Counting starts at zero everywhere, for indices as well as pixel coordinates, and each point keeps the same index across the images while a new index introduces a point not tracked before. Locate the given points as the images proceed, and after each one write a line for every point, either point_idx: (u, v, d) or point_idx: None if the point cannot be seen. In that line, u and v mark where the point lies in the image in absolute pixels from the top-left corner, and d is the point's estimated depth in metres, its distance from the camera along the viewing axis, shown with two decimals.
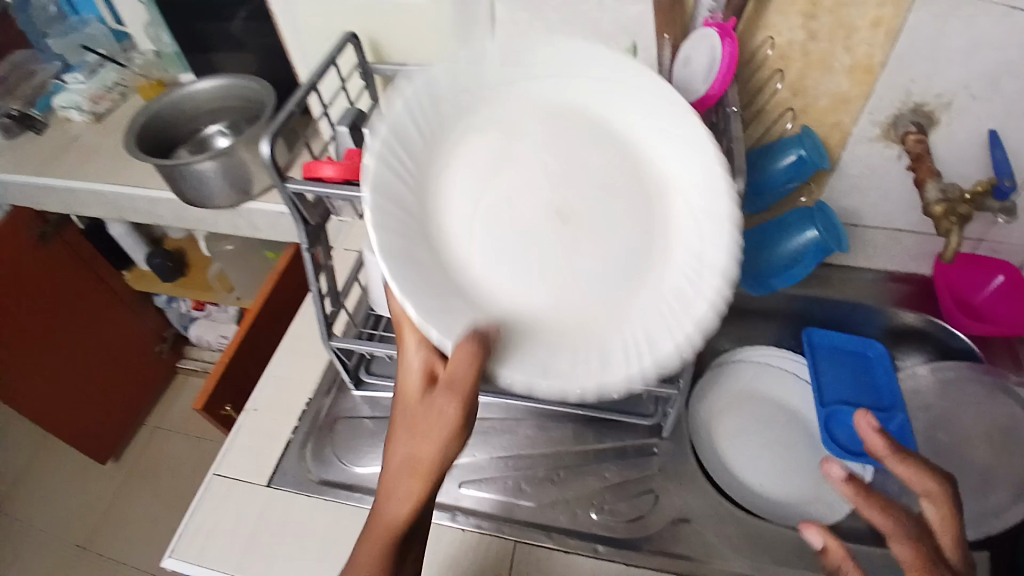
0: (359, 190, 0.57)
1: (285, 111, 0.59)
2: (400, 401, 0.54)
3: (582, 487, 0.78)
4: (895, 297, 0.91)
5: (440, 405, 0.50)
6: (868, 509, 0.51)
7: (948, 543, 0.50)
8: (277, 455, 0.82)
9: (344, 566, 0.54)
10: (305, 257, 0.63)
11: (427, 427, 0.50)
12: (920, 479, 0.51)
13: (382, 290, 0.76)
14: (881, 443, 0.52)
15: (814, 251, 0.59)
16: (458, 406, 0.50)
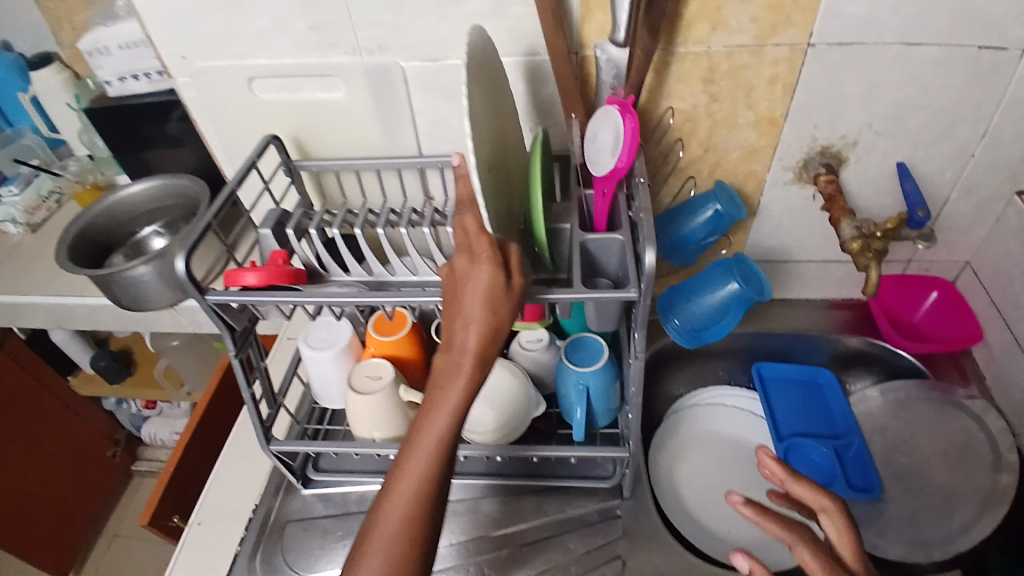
0: (284, 296, 0.56)
1: (203, 221, 0.58)
2: (450, 281, 0.54)
3: (548, 561, 0.76)
4: (837, 325, 0.92)
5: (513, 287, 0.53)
6: (769, 526, 0.54)
7: (850, 555, 0.52)
8: (226, 567, 0.79)
9: (398, 474, 0.50)
10: (235, 365, 0.60)
11: (499, 296, 0.53)
12: (817, 497, 0.55)
13: (325, 385, 0.75)
14: (780, 471, 0.57)
15: (738, 302, 0.61)
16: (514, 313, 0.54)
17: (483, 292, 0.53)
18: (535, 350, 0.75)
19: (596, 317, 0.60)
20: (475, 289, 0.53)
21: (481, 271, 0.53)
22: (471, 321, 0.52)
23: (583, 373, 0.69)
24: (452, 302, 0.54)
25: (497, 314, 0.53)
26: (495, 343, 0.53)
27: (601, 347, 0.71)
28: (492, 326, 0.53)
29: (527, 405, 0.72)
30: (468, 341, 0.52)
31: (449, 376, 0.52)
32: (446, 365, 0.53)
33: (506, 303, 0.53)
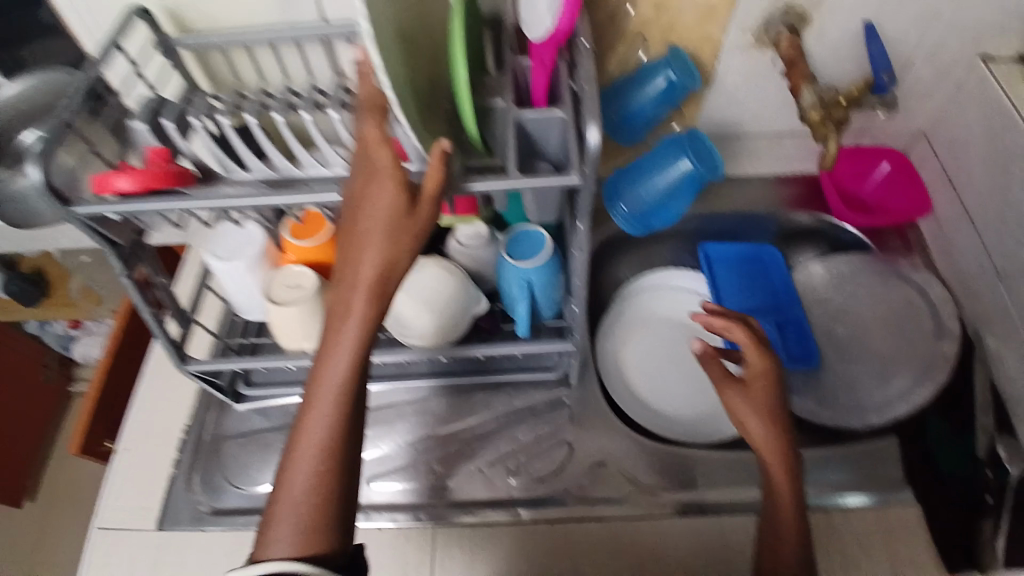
0: (165, 201, 0.50)
1: (54, 122, 0.51)
2: (349, 201, 0.49)
3: (496, 452, 0.76)
4: (787, 200, 0.88)
5: (416, 212, 0.48)
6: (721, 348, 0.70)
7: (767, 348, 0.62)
8: (165, 488, 0.77)
9: (302, 414, 0.49)
10: (125, 283, 0.56)
11: (398, 224, 0.48)
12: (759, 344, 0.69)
13: (242, 297, 0.70)
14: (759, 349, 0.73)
15: (689, 184, 0.55)
16: (421, 241, 0.49)
17: (381, 223, 0.48)
18: (474, 245, 0.69)
19: (535, 206, 0.54)
20: (372, 221, 0.48)
21: (378, 200, 0.48)
22: (367, 255, 0.48)
23: (522, 269, 0.63)
24: (352, 233, 0.49)
25: (398, 243, 0.48)
26: (394, 278, 0.49)
27: (542, 238, 0.65)
28: (391, 258, 0.48)
29: (466, 302, 0.67)
30: (363, 273, 0.48)
31: (347, 315, 0.49)
32: (344, 299, 0.49)
33: (409, 232, 0.48)
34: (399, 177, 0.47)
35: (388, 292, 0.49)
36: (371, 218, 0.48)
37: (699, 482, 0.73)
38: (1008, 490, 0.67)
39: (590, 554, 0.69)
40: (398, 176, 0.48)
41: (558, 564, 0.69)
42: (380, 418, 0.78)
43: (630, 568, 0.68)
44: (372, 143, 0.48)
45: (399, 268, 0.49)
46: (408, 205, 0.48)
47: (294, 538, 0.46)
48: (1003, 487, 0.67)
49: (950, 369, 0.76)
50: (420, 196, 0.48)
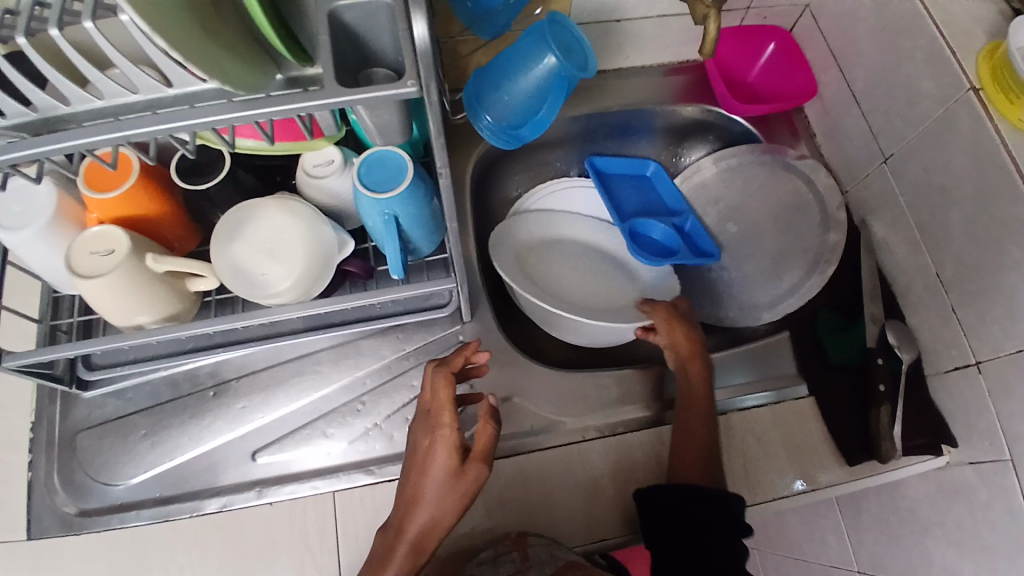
0: None
1: None
2: (417, 458, 0.54)
3: (392, 404, 0.68)
4: (674, 93, 0.82)
5: (447, 493, 0.51)
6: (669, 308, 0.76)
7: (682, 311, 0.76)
8: (22, 495, 0.66)
9: None
10: None
11: (443, 488, 0.51)
12: None
13: (49, 270, 0.57)
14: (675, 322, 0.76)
15: (557, 83, 0.47)
16: (466, 501, 0.52)
17: (434, 475, 0.52)
18: (327, 177, 0.58)
19: (376, 127, 0.45)
20: (428, 461, 0.53)
21: (433, 468, 0.52)
22: (422, 505, 0.52)
23: (384, 201, 0.53)
24: (413, 473, 0.54)
25: (445, 498, 0.51)
26: (438, 528, 0.52)
27: (403, 164, 0.54)
28: (439, 510, 0.52)
29: (328, 248, 0.57)
30: (410, 522, 0.52)
31: (385, 566, 0.52)
32: (390, 538, 0.53)
33: (456, 496, 0.51)
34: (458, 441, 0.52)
35: (427, 542, 0.53)
36: (432, 465, 0.53)
37: (604, 403, 0.71)
38: (903, 373, 0.67)
39: (498, 496, 0.65)
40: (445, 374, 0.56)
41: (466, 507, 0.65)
42: (254, 386, 0.69)
43: (543, 502, 0.65)
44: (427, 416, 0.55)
45: (444, 520, 0.52)
46: (458, 464, 0.52)
47: None
48: (897, 372, 0.67)
49: (837, 261, 0.77)
50: (469, 456, 0.52)
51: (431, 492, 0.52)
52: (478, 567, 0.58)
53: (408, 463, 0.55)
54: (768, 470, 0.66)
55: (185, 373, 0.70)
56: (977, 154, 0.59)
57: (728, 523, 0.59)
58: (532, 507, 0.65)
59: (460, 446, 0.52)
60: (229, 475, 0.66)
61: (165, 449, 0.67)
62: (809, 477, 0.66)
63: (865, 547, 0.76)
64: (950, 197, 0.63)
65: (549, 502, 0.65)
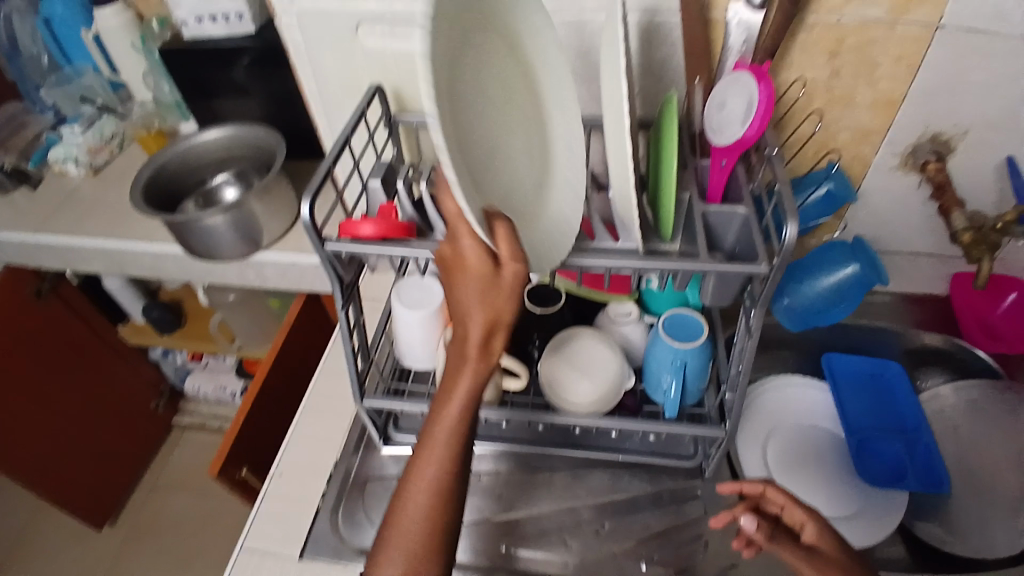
0: (407, 248, 0.57)
1: (323, 168, 0.58)
2: (460, 271, 0.55)
3: (628, 536, 0.75)
4: (917, 319, 0.92)
5: (513, 270, 0.54)
6: (792, 511, 0.65)
7: (799, 511, 0.64)
8: (309, 515, 0.80)
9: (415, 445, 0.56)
10: (340, 316, 0.61)
11: (503, 290, 0.54)
12: (795, 510, 0.65)
13: (410, 342, 0.74)
14: (798, 512, 0.64)
15: (856, 286, 0.60)
16: (516, 300, 0.55)
17: (473, 283, 0.54)
18: (625, 324, 0.75)
19: (712, 292, 0.59)
20: (465, 282, 0.54)
21: (467, 270, 0.54)
22: (472, 319, 0.54)
23: (680, 350, 0.67)
24: (451, 290, 0.56)
25: (508, 281, 0.54)
26: (495, 332, 0.55)
27: (701, 325, 0.69)
28: (492, 319, 0.54)
29: (620, 377, 0.70)
30: (468, 337, 0.55)
31: (459, 370, 0.55)
32: (454, 357, 0.56)
33: (505, 291, 0.54)
34: (484, 250, 0.54)
35: (492, 341, 0.55)
36: (465, 275, 0.54)
37: None
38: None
39: None
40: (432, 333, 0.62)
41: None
42: (506, 482, 0.80)
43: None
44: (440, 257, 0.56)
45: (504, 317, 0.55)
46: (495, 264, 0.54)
47: (429, 505, 0.53)
48: None
49: None
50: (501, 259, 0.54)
51: (471, 299, 0.54)
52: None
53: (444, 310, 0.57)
54: None
55: None
56: None
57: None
58: None
59: (488, 250, 0.54)
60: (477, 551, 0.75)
61: None
62: None
63: None
64: None
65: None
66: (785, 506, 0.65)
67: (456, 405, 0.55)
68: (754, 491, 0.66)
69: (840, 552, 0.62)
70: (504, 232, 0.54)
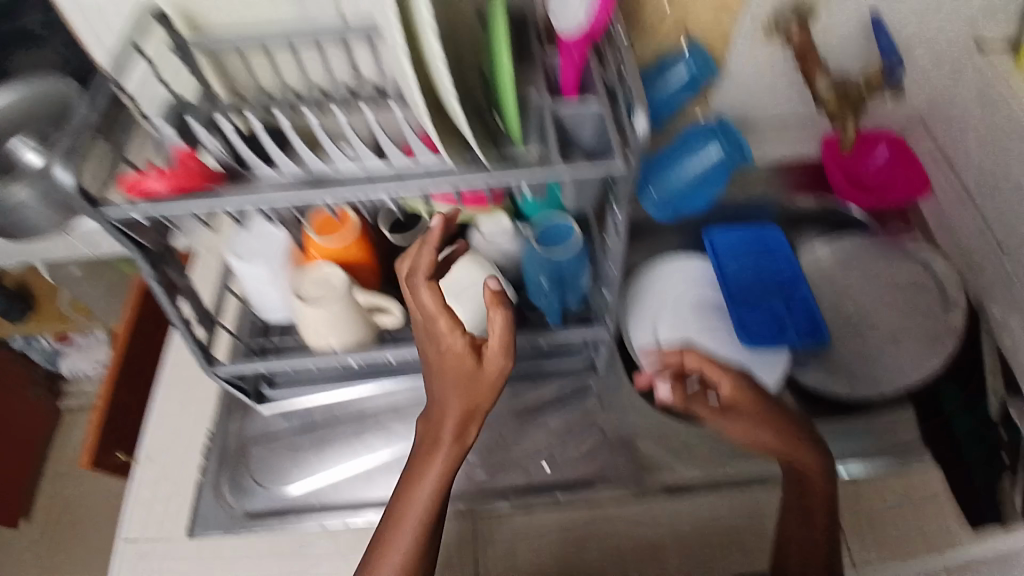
0: (200, 201, 0.50)
1: (83, 120, 0.50)
2: (442, 356, 0.56)
3: (530, 442, 0.75)
4: (789, 185, 0.92)
5: (494, 362, 0.55)
6: (710, 373, 0.61)
7: (717, 371, 0.61)
8: (193, 490, 0.77)
9: (392, 510, 0.57)
10: (153, 288, 0.55)
11: (480, 385, 0.56)
12: (714, 372, 0.61)
13: (263, 295, 0.70)
14: (717, 373, 0.61)
15: (717, 172, 0.57)
16: (494, 395, 0.56)
17: (452, 375, 0.56)
18: (499, 237, 0.69)
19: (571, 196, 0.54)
20: (440, 360, 0.57)
21: (449, 358, 0.56)
22: (449, 409, 0.56)
23: (551, 257, 0.64)
24: (434, 383, 0.57)
25: (484, 397, 0.56)
26: (471, 424, 0.57)
27: (570, 227, 0.66)
28: (469, 413, 0.56)
29: None
30: (446, 422, 0.57)
31: (436, 453, 0.57)
32: (430, 438, 0.57)
33: (483, 386, 0.56)
34: (467, 339, 0.55)
35: (468, 428, 0.57)
36: (448, 370, 0.56)
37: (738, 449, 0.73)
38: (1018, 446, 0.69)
39: (610, 544, 0.69)
40: (422, 278, 0.56)
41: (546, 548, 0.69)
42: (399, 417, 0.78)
43: (626, 549, 0.69)
44: (425, 343, 0.58)
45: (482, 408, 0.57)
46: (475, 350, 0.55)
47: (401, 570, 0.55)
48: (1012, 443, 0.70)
49: (956, 339, 0.77)
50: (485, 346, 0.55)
51: (449, 383, 0.56)
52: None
53: (426, 371, 0.58)
54: (889, 537, 0.66)
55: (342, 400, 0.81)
56: None
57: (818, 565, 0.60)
58: (660, 543, 0.69)
59: (469, 343, 0.55)
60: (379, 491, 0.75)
61: (327, 461, 0.77)
62: (919, 550, 0.65)
63: None
64: None
65: (639, 563, 0.68)
66: (703, 368, 0.61)
67: (430, 483, 0.56)
68: (674, 358, 0.61)
69: (759, 403, 0.61)
70: (502, 314, 0.53)
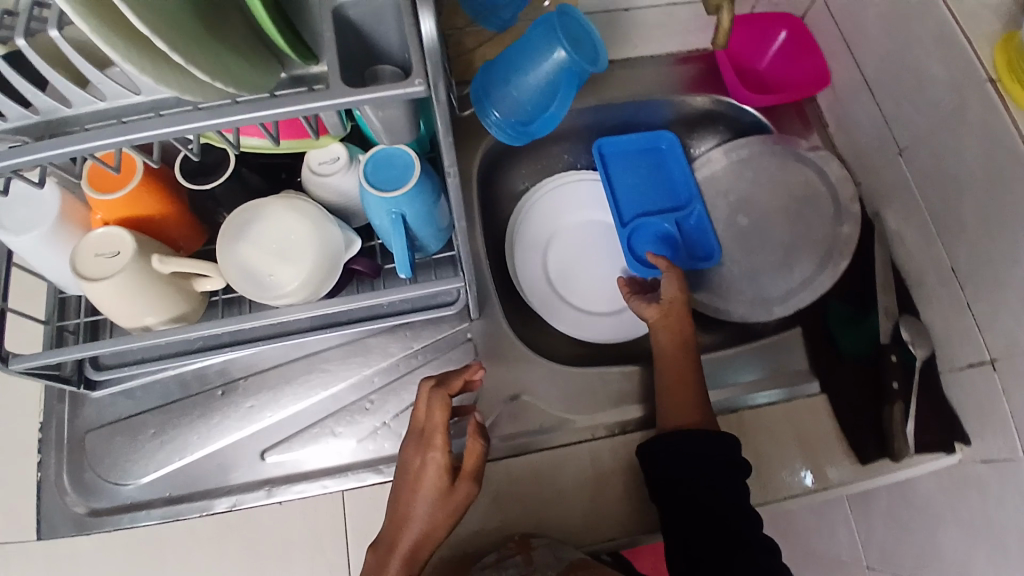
0: None
1: None
2: (416, 473, 0.52)
3: (402, 403, 0.68)
4: (682, 83, 0.80)
5: (463, 490, 0.51)
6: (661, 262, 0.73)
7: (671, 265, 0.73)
8: (33, 492, 0.66)
9: None
10: None
11: (448, 511, 0.51)
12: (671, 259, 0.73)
13: (59, 273, 0.57)
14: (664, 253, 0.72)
15: (566, 78, 0.49)
16: (457, 519, 0.52)
17: (425, 496, 0.52)
18: (332, 174, 0.57)
19: (384, 130, 0.44)
20: (420, 481, 0.52)
21: (426, 481, 0.52)
22: (411, 524, 0.52)
23: (391, 202, 0.53)
24: (401, 494, 0.53)
25: (443, 517, 0.52)
26: (430, 544, 0.52)
27: (410, 159, 0.54)
28: (430, 530, 0.51)
29: (332, 244, 0.56)
30: (403, 541, 0.52)
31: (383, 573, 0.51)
32: (380, 555, 0.52)
33: (447, 513, 0.51)
34: (445, 462, 0.52)
35: (423, 552, 0.52)
36: (421, 487, 0.52)
37: (628, 393, 0.69)
38: (916, 370, 0.64)
39: (519, 500, 0.64)
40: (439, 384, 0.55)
41: (478, 502, 0.64)
42: (259, 388, 0.69)
43: (553, 498, 0.64)
44: (410, 448, 0.54)
45: (436, 534, 0.52)
46: (449, 483, 0.52)
47: None
48: (910, 368, 0.64)
49: (849, 255, 0.73)
50: (460, 472, 0.52)
51: (418, 509, 0.52)
52: (484, 571, 0.57)
53: (397, 480, 0.54)
54: (776, 464, 0.65)
55: (195, 371, 0.69)
56: (993, 144, 0.55)
57: (731, 472, 0.58)
58: (556, 496, 0.64)
59: (448, 468, 0.52)
60: (239, 474, 0.66)
61: (175, 448, 0.67)
62: (819, 477, 0.64)
63: (875, 544, 0.77)
64: (963, 185, 0.59)
65: (568, 508, 0.64)
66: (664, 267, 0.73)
67: None
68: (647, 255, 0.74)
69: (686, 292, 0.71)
70: (477, 443, 0.52)
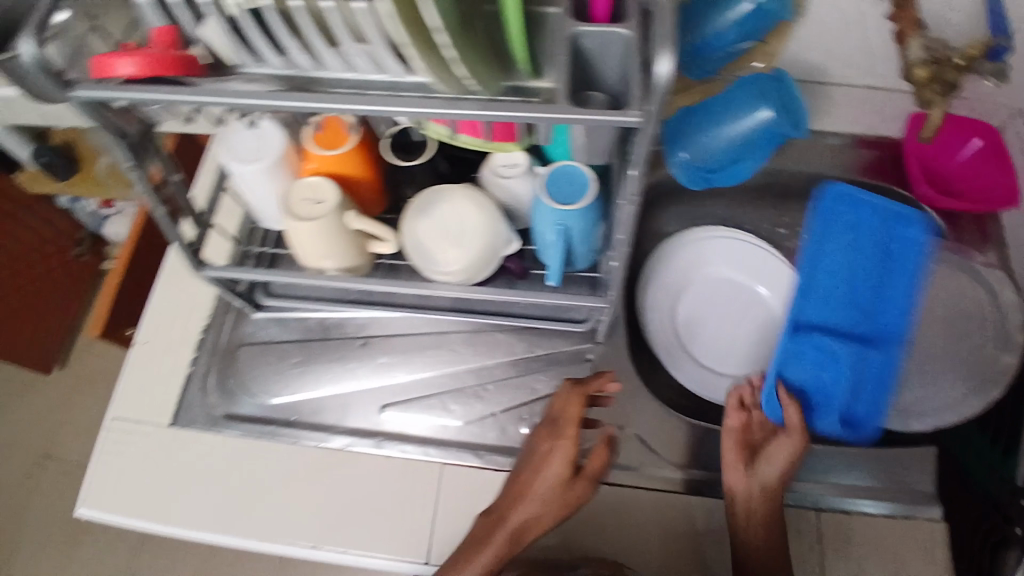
0: (186, 90, 0.46)
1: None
2: (543, 458, 0.58)
3: (513, 399, 0.72)
4: (858, 166, 0.80)
5: (581, 491, 0.57)
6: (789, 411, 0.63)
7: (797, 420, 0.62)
8: (183, 382, 0.76)
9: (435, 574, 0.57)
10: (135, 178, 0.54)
11: (563, 503, 0.57)
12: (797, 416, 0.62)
13: (264, 206, 0.67)
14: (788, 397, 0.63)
15: (767, 137, 0.54)
16: (565, 514, 0.58)
17: (547, 480, 0.57)
18: (510, 177, 0.63)
19: (583, 148, 0.49)
20: (546, 466, 0.58)
21: (553, 466, 0.58)
22: (527, 503, 0.57)
23: (561, 215, 0.57)
24: (522, 473, 0.59)
25: (557, 507, 0.57)
26: (536, 528, 0.57)
27: (586, 180, 0.58)
28: (543, 514, 0.57)
29: (495, 240, 0.62)
30: (514, 517, 0.57)
31: (488, 540, 0.57)
32: (489, 522, 0.58)
33: (562, 504, 0.57)
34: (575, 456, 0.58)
35: (530, 532, 0.57)
36: (544, 472, 0.58)
37: None
38: None
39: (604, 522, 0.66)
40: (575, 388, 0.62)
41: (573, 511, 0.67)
42: (390, 350, 0.75)
43: (638, 533, 0.66)
44: (541, 435, 0.60)
45: (543, 521, 0.57)
46: (571, 477, 0.57)
47: None
48: None
49: (1004, 386, 0.68)
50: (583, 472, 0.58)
51: (537, 491, 0.57)
52: None
53: (520, 460, 0.60)
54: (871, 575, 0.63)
55: (338, 320, 0.77)
56: None
57: None
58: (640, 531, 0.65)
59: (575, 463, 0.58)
60: (357, 418, 0.72)
61: (309, 380, 0.75)
62: None
63: None
64: None
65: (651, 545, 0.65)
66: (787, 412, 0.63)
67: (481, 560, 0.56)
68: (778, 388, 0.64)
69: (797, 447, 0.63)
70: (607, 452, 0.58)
